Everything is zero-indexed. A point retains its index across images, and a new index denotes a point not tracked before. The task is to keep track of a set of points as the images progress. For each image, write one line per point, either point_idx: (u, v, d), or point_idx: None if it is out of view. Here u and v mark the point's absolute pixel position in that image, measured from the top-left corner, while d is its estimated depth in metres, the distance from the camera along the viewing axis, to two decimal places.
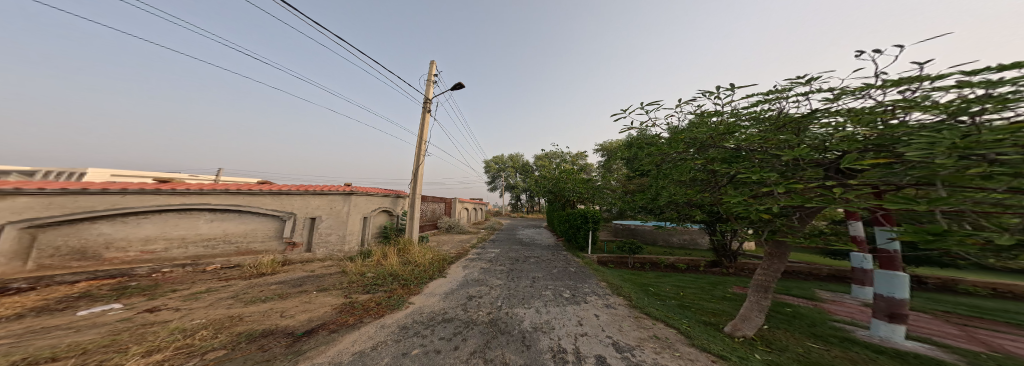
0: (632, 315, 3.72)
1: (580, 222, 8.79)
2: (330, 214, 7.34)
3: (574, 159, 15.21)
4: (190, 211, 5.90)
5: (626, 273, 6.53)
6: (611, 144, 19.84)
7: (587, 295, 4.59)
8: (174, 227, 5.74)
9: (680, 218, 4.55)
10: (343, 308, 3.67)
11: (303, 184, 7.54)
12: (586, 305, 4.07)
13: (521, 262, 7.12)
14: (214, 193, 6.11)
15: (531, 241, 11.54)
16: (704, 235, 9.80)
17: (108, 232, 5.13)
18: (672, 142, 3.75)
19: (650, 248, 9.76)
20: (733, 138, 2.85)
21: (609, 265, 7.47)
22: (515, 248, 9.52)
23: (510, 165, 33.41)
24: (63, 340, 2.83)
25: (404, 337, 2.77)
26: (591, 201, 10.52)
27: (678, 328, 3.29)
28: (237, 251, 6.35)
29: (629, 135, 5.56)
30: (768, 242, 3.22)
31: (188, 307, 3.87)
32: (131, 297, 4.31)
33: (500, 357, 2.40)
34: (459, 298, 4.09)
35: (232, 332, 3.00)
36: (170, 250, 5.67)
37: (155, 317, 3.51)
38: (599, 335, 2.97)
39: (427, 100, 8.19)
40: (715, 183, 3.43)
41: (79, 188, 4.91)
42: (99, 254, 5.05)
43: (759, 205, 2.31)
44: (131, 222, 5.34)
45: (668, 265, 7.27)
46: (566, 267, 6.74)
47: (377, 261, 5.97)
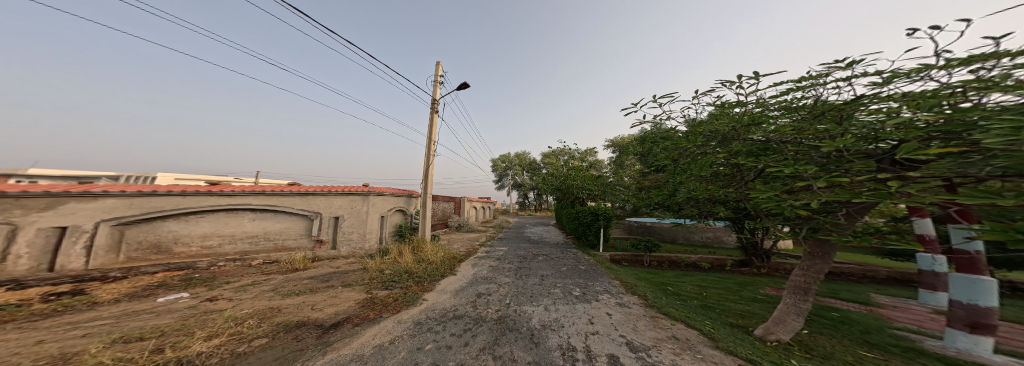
0: (648, 315, 3.62)
1: (590, 220, 8.63)
2: (352, 213, 7.68)
3: (582, 156, 14.91)
4: (237, 211, 6.47)
5: (642, 272, 6.35)
6: (621, 139, 19.19)
7: (600, 293, 4.54)
8: (222, 226, 6.32)
9: (702, 216, 4.34)
10: (366, 303, 3.87)
11: (326, 186, 7.98)
12: (598, 303, 4.01)
13: (529, 260, 7.13)
14: (253, 194, 6.67)
15: (539, 239, 11.53)
16: (729, 234, 9.30)
17: (176, 229, 5.85)
18: (690, 136, 3.59)
19: (668, 246, 9.38)
20: (763, 129, 2.66)
21: (622, 264, 7.31)
22: (522, 246, 9.57)
23: (517, 164, 33.37)
24: (147, 322, 3.22)
25: (418, 332, 2.88)
26: (601, 198, 10.27)
27: (701, 330, 3.17)
28: (275, 248, 6.86)
29: (643, 130, 5.36)
30: (810, 240, 2.98)
31: (236, 297, 4.26)
32: (191, 287, 4.81)
33: (508, 354, 2.43)
34: (469, 296, 4.17)
35: (275, 321, 3.29)
36: (223, 245, 6.30)
37: (214, 305, 3.90)
38: (611, 334, 2.93)
39: (435, 101, 8.33)
40: (740, 177, 3.23)
41: (150, 191, 5.62)
42: (170, 249, 5.78)
43: (796, 200, 2.17)
44: (192, 220, 6.01)
45: (690, 264, 6.98)
46: (576, 264, 6.68)
47: (394, 258, 6.21)
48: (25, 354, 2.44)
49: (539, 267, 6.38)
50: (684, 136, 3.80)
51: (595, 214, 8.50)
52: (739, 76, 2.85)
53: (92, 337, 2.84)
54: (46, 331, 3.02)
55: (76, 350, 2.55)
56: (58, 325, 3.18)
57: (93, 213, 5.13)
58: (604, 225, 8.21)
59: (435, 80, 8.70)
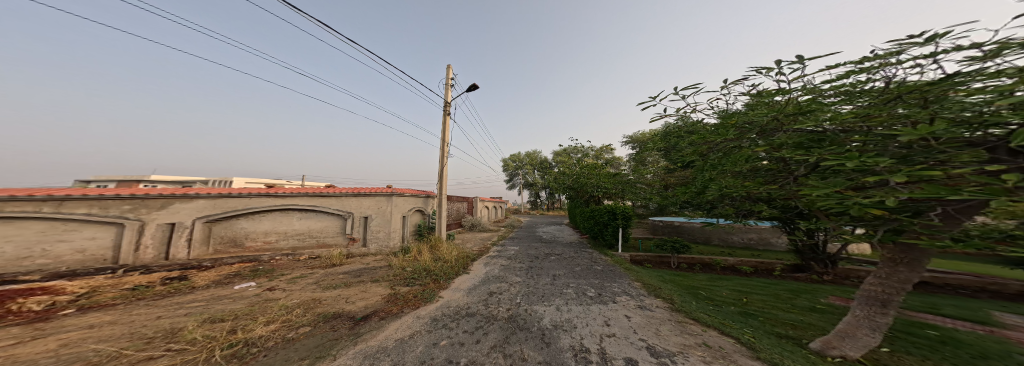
0: (674, 320, 3.44)
1: (606, 220, 8.36)
2: (378, 213, 8.10)
3: (598, 153, 14.35)
4: (288, 211, 7.39)
5: (668, 274, 6.02)
6: (641, 135, 18.24)
7: (618, 295, 4.38)
8: (277, 225, 7.30)
9: (739, 216, 3.96)
10: (391, 298, 4.11)
11: (358, 187, 8.58)
12: (615, 305, 3.88)
13: (541, 260, 7.08)
14: (296, 196, 7.46)
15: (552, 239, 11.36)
16: (777, 234, 8.43)
17: (246, 226, 7.06)
18: (722, 129, 3.36)
19: (700, 247, 8.77)
20: (821, 115, 2.37)
21: (646, 265, 7.02)
22: (534, 245, 9.51)
23: (527, 163, 33.35)
24: (224, 307, 3.82)
25: (434, 328, 3.00)
26: (621, 196, 9.84)
27: (737, 338, 2.93)
28: (315, 245, 7.53)
29: (667, 124, 5.06)
30: (892, 244, 2.47)
31: (286, 288, 4.75)
32: (251, 278, 5.48)
33: (518, 352, 2.44)
34: (481, 294, 4.24)
35: (319, 311, 3.60)
36: (279, 241, 7.27)
37: (272, 294, 4.41)
38: (630, 338, 2.83)
39: (448, 104, 8.52)
40: (790, 172, 2.76)
41: (223, 194, 6.96)
42: (242, 242, 7.00)
43: (864, 197, 1.90)
44: (257, 218, 7.14)
45: (727, 268, 6.45)
46: (591, 265, 6.51)
47: (415, 256, 6.49)
48: (148, 327, 3.17)
49: (551, 266, 6.29)
50: (716, 129, 3.54)
51: (611, 213, 8.22)
52: (778, 61, 2.65)
53: (187, 317, 3.49)
54: (156, 311, 3.75)
55: (180, 327, 3.15)
56: (168, 305, 4.01)
57: (192, 211, 6.61)
58: (623, 225, 7.87)
59: (447, 82, 8.88)
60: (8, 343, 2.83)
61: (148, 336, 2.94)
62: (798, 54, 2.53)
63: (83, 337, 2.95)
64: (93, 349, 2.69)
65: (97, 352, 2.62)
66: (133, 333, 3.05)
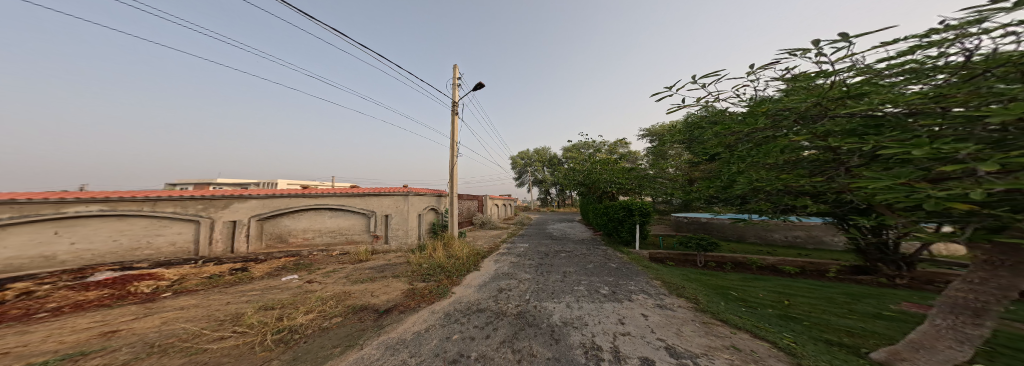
0: (697, 321, 3.28)
1: (622, 216, 8.11)
2: (396, 212, 8.43)
3: (613, 148, 13.83)
4: (320, 211, 7.93)
5: (693, 273, 5.73)
6: (658, 127, 17.40)
7: (635, 293, 4.25)
8: (314, 222, 7.88)
9: (777, 211, 3.61)
10: (410, 293, 4.29)
11: (378, 187, 8.98)
12: (630, 303, 3.78)
13: (552, 257, 7.02)
14: (326, 196, 8.00)
15: (562, 236, 11.19)
16: (830, 232, 7.47)
17: (289, 223, 7.75)
18: (751, 117, 3.15)
19: (732, 245, 8.23)
20: (875, 98, 2.11)
21: (667, 262, 6.75)
22: (544, 242, 9.45)
23: (536, 160, 33.20)
24: (273, 296, 4.24)
25: (447, 322, 3.10)
26: (640, 192, 9.41)
27: (774, 343, 2.71)
28: (345, 241, 8.02)
29: (690, 115, 4.76)
30: (987, 245, 1.97)
31: (323, 281, 5.10)
32: (290, 272, 5.93)
33: (527, 348, 2.46)
34: (491, 290, 4.30)
35: (348, 304, 3.83)
36: (315, 238, 7.84)
37: (312, 285, 4.80)
38: (647, 337, 2.74)
39: (456, 103, 8.62)
40: (841, 163, 2.39)
41: (266, 195, 7.68)
42: (287, 238, 7.70)
43: (941, 189, 1.67)
44: (297, 216, 7.80)
45: (766, 267, 5.95)
46: (605, 262, 6.36)
47: (431, 253, 6.68)
48: (221, 311, 3.65)
49: (562, 264, 6.22)
50: (747, 118, 3.29)
51: (626, 209, 7.98)
52: (819, 41, 2.41)
53: (249, 303, 3.95)
54: (226, 297, 4.28)
55: (242, 312, 3.58)
56: (235, 292, 4.57)
57: (247, 210, 7.48)
58: (640, 222, 7.55)
59: (453, 82, 8.97)
60: (130, 318, 3.53)
61: (220, 319, 3.39)
62: (844, 31, 2.28)
63: (177, 316, 3.54)
64: (182, 327, 3.19)
65: (186, 330, 3.12)
66: (211, 315, 3.53)
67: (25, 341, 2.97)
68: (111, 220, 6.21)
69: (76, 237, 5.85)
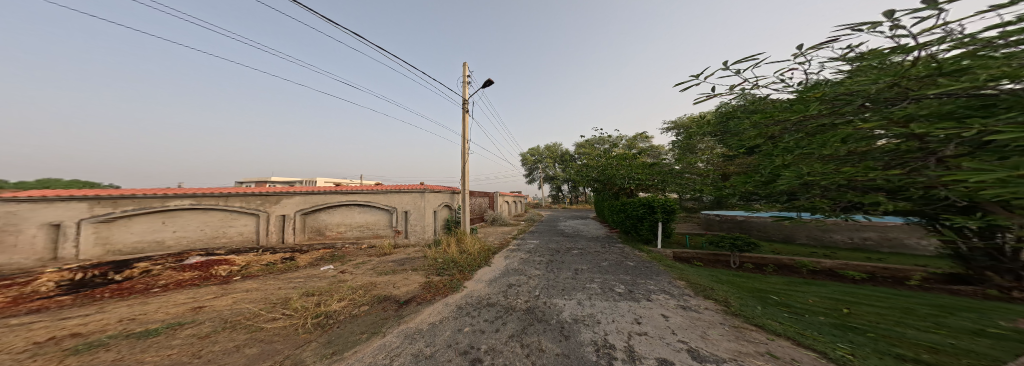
0: (727, 325, 3.08)
1: (641, 214, 7.77)
2: (415, 208, 8.76)
3: (630, 142, 13.16)
4: (350, 207, 8.49)
5: (727, 275, 5.35)
6: (684, 119, 16.25)
7: (654, 293, 4.09)
8: (347, 217, 8.46)
9: (837, 209, 3.24)
10: (427, 285, 4.48)
11: (398, 185, 9.38)
12: (649, 303, 3.64)
13: (563, 253, 6.93)
14: (355, 193, 8.53)
15: (574, 233, 11.02)
16: (914, 234, 6.40)
17: (325, 218, 8.36)
18: (801, 102, 2.82)
19: (778, 246, 7.55)
20: (983, 74, 1.76)
21: (694, 262, 6.38)
22: (555, 239, 9.36)
23: (547, 156, 32.91)
24: (311, 283, 4.68)
25: (458, 315, 3.19)
26: (664, 188, 8.88)
27: (824, 353, 2.45)
28: (373, 235, 8.53)
29: (721, 105, 4.36)
30: None
31: (353, 272, 5.48)
32: (326, 263, 6.40)
33: (535, 343, 2.47)
34: (501, 286, 4.35)
35: (373, 294, 4.09)
36: (346, 232, 8.41)
37: (344, 275, 5.19)
38: (667, 338, 2.63)
39: (466, 101, 8.70)
40: (932, 153, 2.08)
41: (302, 192, 8.32)
42: (324, 232, 8.33)
43: None
44: (332, 212, 8.41)
45: (819, 272, 5.38)
46: (622, 260, 6.16)
47: (446, 248, 6.88)
48: (273, 294, 4.09)
49: (573, 261, 6.11)
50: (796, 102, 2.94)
51: (647, 206, 7.62)
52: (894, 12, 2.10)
53: (295, 289, 4.37)
54: (278, 283, 4.77)
55: (289, 297, 3.97)
56: (285, 278, 5.07)
57: (295, 205, 8.15)
58: (661, 221, 7.15)
59: (463, 80, 9.06)
60: (212, 296, 4.09)
61: (274, 301, 3.80)
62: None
63: (244, 296, 4.03)
64: (244, 307, 3.63)
65: (249, 309, 3.53)
66: (265, 297, 3.97)
67: (145, 310, 3.60)
68: (198, 213, 7.48)
69: (176, 226, 7.28)
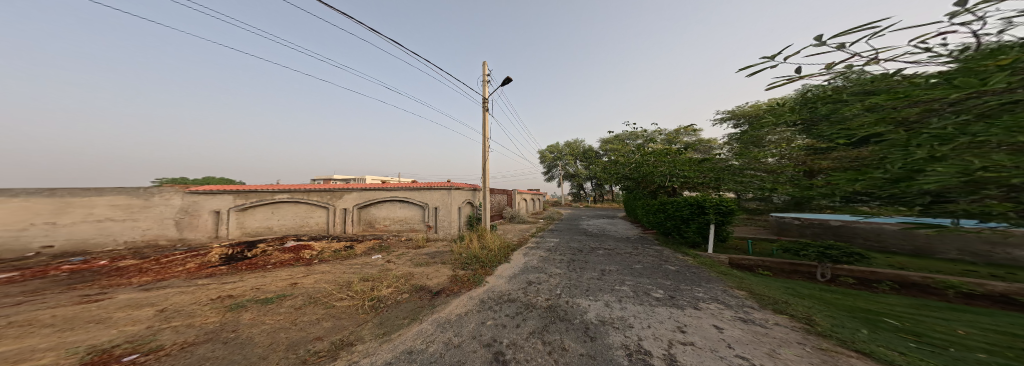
0: (806, 344, 2.54)
1: (688, 215, 6.97)
2: (443, 206, 9.09)
3: (671, 136, 11.90)
4: (394, 203, 9.29)
5: (808, 289, 4.30)
6: (744, 109, 14.00)
7: (701, 301, 3.64)
8: (390, 212, 9.25)
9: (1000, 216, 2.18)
10: (454, 279, 4.66)
11: (432, 182, 9.91)
12: (696, 312, 3.24)
13: (586, 253, 6.62)
14: (398, 191, 9.34)
15: (598, 232, 10.50)
16: None
17: (376, 213, 9.31)
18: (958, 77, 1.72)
19: (898, 259, 5.93)
20: None
21: (757, 271, 5.40)
22: (578, 238, 9.01)
23: (567, 153, 31.74)
24: (362, 270, 5.30)
25: (482, 308, 3.25)
26: (717, 187, 7.96)
27: None
28: (411, 229, 9.17)
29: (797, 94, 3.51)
30: None
31: (396, 262, 6.00)
32: (373, 253, 7.14)
33: (558, 341, 2.40)
34: (521, 283, 4.32)
35: (411, 283, 4.42)
36: (391, 226, 9.21)
37: (388, 264, 5.75)
38: (719, 352, 2.31)
39: (486, 100, 8.83)
40: None
41: (359, 189, 9.41)
42: (373, 225, 9.26)
43: None
44: (381, 207, 9.31)
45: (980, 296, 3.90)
46: (660, 264, 5.62)
47: (469, 244, 7.09)
48: (339, 277, 4.71)
49: (599, 261, 5.78)
50: (945, 81, 1.80)
51: (695, 206, 6.81)
52: None
53: (354, 274, 4.98)
54: (342, 268, 5.47)
55: (350, 281, 4.51)
56: (344, 264, 5.80)
57: (352, 200, 9.25)
58: (713, 224, 6.37)
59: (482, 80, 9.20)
60: (300, 275, 4.89)
61: (341, 283, 4.39)
62: None
63: (321, 277, 4.71)
64: (319, 286, 4.24)
65: (323, 288, 4.08)
66: (333, 279, 4.62)
67: (267, 282, 4.44)
68: (293, 206, 9.19)
69: (280, 216, 9.14)
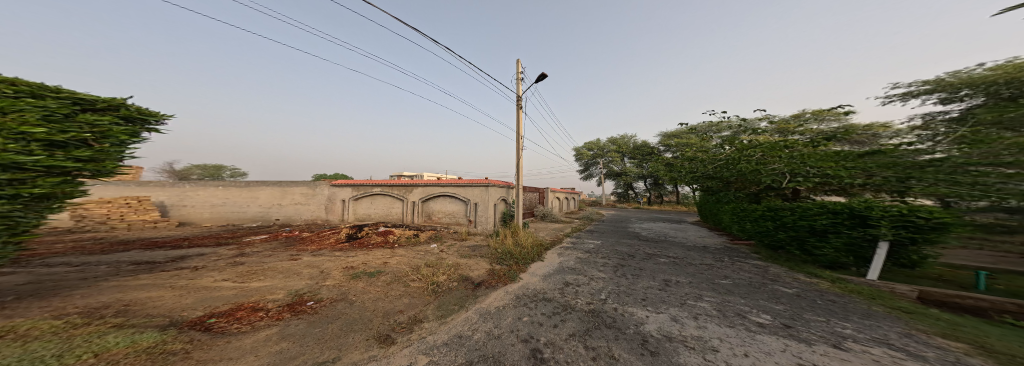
0: None
1: (827, 226, 4.75)
2: (481, 201, 9.68)
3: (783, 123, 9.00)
4: (443, 198, 10.33)
5: None
6: None
7: (844, 338, 2.41)
8: (442, 205, 10.32)
9: None
10: (490, 272, 4.56)
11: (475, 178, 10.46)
12: (834, 349, 2.18)
13: (643, 260, 5.57)
14: (444, 187, 10.37)
15: (656, 237, 8.69)
16: None
17: (432, 207, 10.42)
18: None
19: None
20: None
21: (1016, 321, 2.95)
22: (629, 242, 7.69)
23: (611, 150, 29.01)
24: (424, 256, 5.95)
25: (518, 304, 3.10)
26: (895, 195, 5.13)
27: None
28: (456, 223, 10.08)
29: None
30: None
31: (446, 252, 6.44)
32: (432, 241, 8.00)
33: (605, 349, 2.06)
34: (557, 282, 3.99)
35: (459, 272, 4.51)
36: (444, 220, 10.24)
37: (441, 253, 6.26)
38: None
39: (519, 98, 8.71)
40: None
41: (423, 183, 10.70)
42: (427, 216, 10.45)
43: None
44: (436, 201, 10.40)
45: None
46: (768, 283, 4.08)
47: (502, 239, 6.97)
48: (413, 261, 5.39)
49: (660, 270, 4.76)
50: None
51: (846, 216, 4.46)
52: None
53: (418, 259, 5.63)
54: (409, 253, 6.29)
55: (418, 264, 5.01)
56: (411, 250, 6.67)
57: (419, 193, 10.56)
58: (886, 244, 4.11)
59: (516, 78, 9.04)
60: (386, 256, 5.90)
61: (419, 265, 4.97)
62: None
63: (395, 259, 5.50)
64: (398, 266, 4.96)
65: (402, 269, 4.66)
66: (410, 262, 5.30)
67: (377, 259, 5.49)
68: (381, 198, 11.06)
69: (377, 206, 11.07)
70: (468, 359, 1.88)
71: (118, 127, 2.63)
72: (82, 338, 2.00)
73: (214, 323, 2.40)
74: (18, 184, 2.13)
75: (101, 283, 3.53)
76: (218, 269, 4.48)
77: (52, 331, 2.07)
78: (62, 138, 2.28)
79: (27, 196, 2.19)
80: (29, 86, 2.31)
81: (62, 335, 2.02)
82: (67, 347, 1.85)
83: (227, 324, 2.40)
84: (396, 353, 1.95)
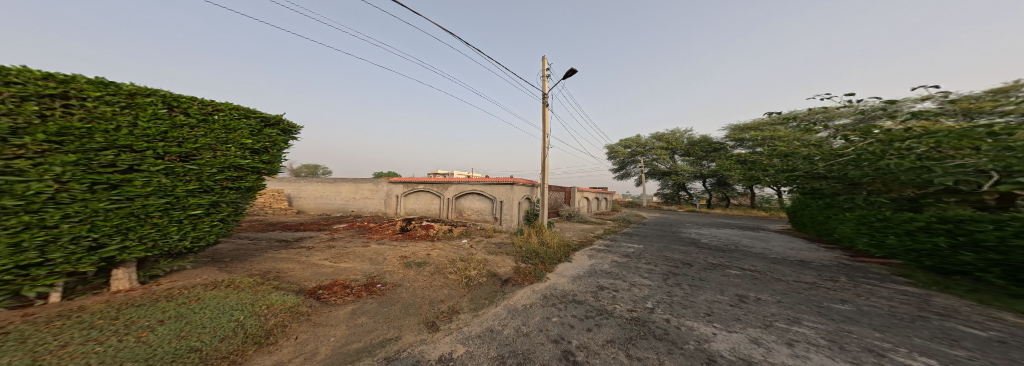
0: None
1: None
2: (507, 200, 9.87)
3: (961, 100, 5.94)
4: (472, 195, 10.83)
5: None
6: None
7: None
8: (473, 202, 10.79)
9: None
10: (516, 270, 4.46)
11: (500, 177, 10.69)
12: None
13: (707, 269, 4.52)
14: (473, 185, 10.76)
15: (722, 246, 6.90)
16: None
17: (463, 204, 11.00)
18: None
19: None
20: None
21: None
22: (685, 249, 6.34)
23: (658, 146, 25.28)
24: (459, 250, 6.29)
25: (546, 304, 2.93)
26: None
27: None
28: (484, 220, 10.44)
29: None
30: None
31: (475, 247, 6.63)
32: (463, 236, 8.48)
33: (652, 362, 1.74)
34: (590, 285, 3.61)
35: (487, 268, 4.57)
36: (474, 217, 10.67)
37: (472, 248, 6.53)
38: None
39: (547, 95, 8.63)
40: None
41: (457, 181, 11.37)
42: (459, 213, 11.04)
43: None
44: (466, 198, 10.94)
45: None
46: (931, 317, 2.71)
47: (527, 237, 6.85)
48: (451, 255, 5.78)
49: (734, 283, 3.76)
50: None
51: None
52: None
53: (453, 253, 6.00)
54: (446, 246, 6.81)
55: (455, 259, 5.34)
56: (447, 244, 7.18)
57: (452, 190, 11.24)
58: None
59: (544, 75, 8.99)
60: (428, 248, 6.54)
61: (456, 259, 5.29)
62: None
63: (434, 252, 6.02)
64: (439, 258, 5.40)
65: (440, 262, 5.05)
66: (450, 256, 5.70)
67: (421, 251, 6.16)
68: (422, 194, 12.22)
69: (419, 202, 12.28)
70: (500, 353, 1.88)
71: (280, 137, 3.94)
72: (263, 293, 2.97)
73: (323, 294, 3.18)
74: (240, 180, 3.41)
75: (262, 253, 5.20)
76: (320, 250, 5.94)
77: (247, 286, 3.14)
78: (258, 147, 3.56)
79: (242, 188, 3.48)
80: (242, 109, 3.53)
81: (256, 289, 3.06)
82: (255, 299, 2.77)
83: (329, 296, 3.12)
84: (440, 340, 2.12)
